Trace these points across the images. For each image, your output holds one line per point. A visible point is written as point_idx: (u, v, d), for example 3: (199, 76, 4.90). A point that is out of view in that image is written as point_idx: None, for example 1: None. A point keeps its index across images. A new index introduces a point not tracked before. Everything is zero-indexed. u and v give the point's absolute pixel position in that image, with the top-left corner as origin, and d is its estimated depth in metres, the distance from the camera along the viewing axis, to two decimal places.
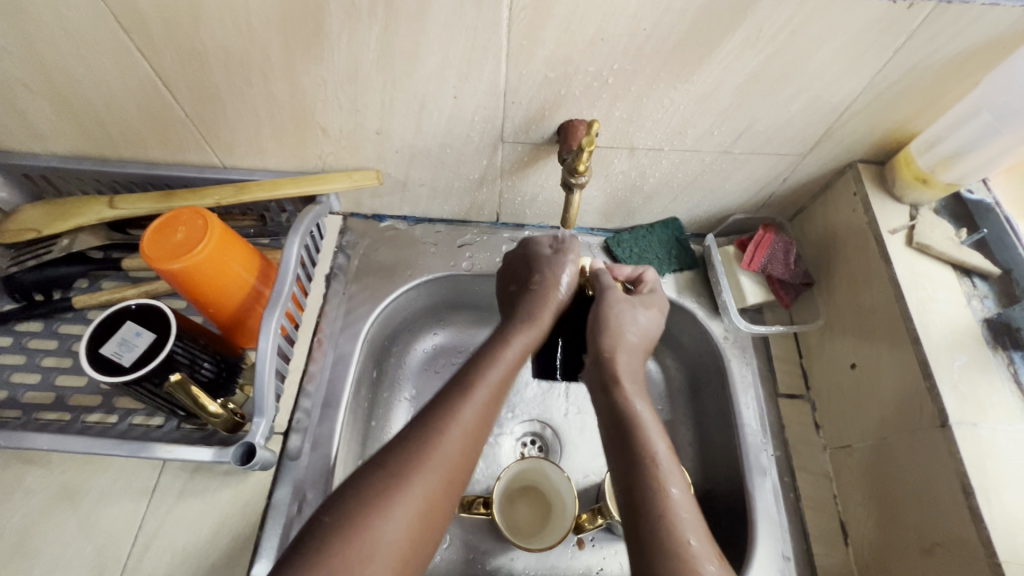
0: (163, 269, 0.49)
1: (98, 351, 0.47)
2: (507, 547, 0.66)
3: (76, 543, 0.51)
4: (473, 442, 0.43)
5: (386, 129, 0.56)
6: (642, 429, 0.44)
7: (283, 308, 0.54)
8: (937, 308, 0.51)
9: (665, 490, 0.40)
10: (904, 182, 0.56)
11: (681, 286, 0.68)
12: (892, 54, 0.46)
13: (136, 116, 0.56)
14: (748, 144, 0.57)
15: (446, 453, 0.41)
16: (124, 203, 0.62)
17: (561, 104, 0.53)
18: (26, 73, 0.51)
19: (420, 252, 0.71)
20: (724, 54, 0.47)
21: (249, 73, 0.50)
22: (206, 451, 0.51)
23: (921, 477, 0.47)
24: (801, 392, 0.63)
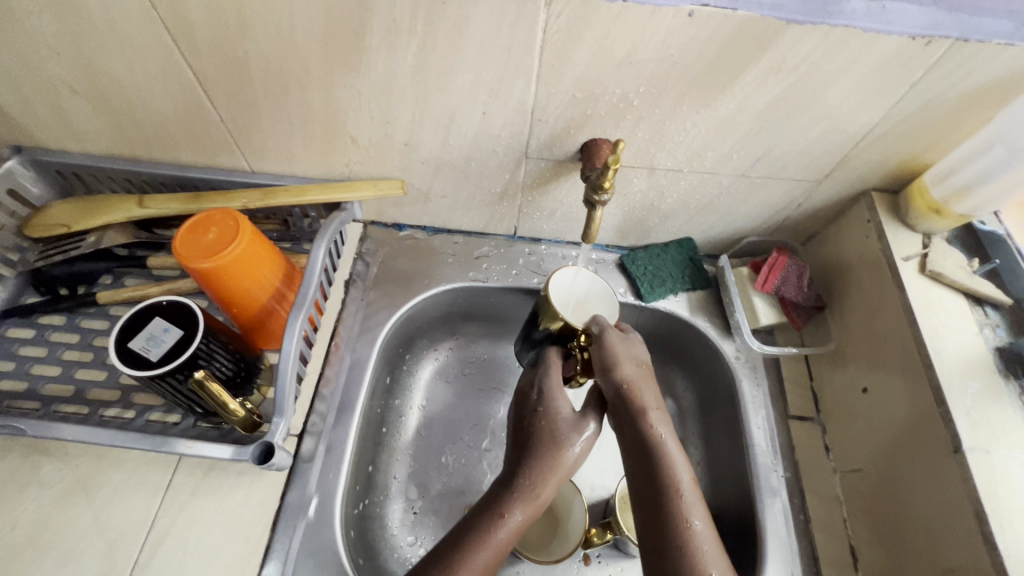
0: (193, 268, 0.50)
1: (125, 345, 0.48)
2: (514, 560, 0.66)
3: (87, 537, 0.51)
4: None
5: (414, 140, 0.58)
6: (670, 461, 0.47)
7: (306, 311, 0.55)
8: (951, 335, 0.52)
9: (688, 524, 0.45)
10: (918, 212, 0.57)
11: (693, 305, 0.70)
12: (908, 88, 0.48)
13: (173, 120, 0.58)
14: (765, 168, 0.59)
15: None
16: (153, 202, 0.64)
17: (585, 124, 0.54)
18: (70, 74, 0.53)
19: (438, 262, 0.72)
20: (747, 81, 0.48)
21: (288, 82, 0.52)
22: (227, 448, 0.51)
23: (934, 501, 0.47)
24: (811, 414, 0.63)
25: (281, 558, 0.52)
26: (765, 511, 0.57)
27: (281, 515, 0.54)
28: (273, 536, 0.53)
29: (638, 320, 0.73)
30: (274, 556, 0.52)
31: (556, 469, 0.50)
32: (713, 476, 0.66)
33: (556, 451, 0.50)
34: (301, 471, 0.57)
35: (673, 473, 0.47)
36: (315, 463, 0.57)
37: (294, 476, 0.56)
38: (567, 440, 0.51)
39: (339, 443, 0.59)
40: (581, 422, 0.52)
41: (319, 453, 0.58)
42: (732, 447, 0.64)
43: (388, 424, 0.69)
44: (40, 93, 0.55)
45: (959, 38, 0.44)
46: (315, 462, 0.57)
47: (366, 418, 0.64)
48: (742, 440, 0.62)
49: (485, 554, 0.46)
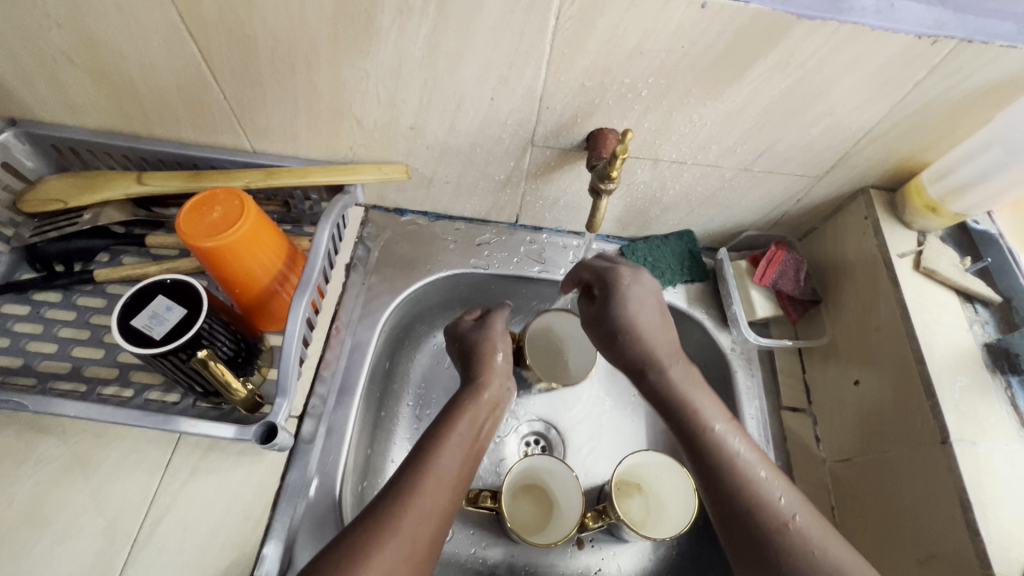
0: (197, 247, 0.50)
1: (128, 323, 0.47)
2: (509, 543, 0.67)
3: (86, 514, 0.51)
4: (457, 474, 0.51)
5: (420, 124, 0.58)
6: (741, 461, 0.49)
7: (310, 294, 0.55)
8: (942, 330, 0.54)
9: (790, 521, 0.46)
10: (915, 209, 0.59)
11: (690, 296, 0.71)
12: (912, 86, 0.49)
13: (175, 96, 0.57)
14: (768, 163, 0.59)
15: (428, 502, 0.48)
16: (152, 179, 0.63)
17: (593, 113, 0.55)
18: (71, 45, 0.52)
19: (439, 248, 0.73)
20: (755, 75, 0.49)
21: (295, 61, 0.52)
22: (229, 428, 0.51)
23: (920, 489, 0.49)
24: (802, 405, 0.65)
25: (281, 538, 0.52)
26: None
27: (281, 494, 0.54)
28: (272, 516, 0.53)
29: None
30: (274, 535, 0.52)
31: (490, 368, 0.61)
32: None
33: (482, 349, 0.63)
34: (301, 452, 0.57)
35: (753, 476, 0.48)
36: (316, 444, 0.58)
37: (294, 457, 0.56)
38: (479, 343, 0.63)
39: (340, 426, 0.59)
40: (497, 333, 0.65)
41: (320, 435, 0.58)
42: None
43: (387, 409, 0.69)
44: (39, 64, 0.54)
45: (964, 38, 0.44)
46: (316, 443, 0.58)
47: (366, 402, 0.64)
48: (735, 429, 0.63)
49: (452, 446, 0.53)
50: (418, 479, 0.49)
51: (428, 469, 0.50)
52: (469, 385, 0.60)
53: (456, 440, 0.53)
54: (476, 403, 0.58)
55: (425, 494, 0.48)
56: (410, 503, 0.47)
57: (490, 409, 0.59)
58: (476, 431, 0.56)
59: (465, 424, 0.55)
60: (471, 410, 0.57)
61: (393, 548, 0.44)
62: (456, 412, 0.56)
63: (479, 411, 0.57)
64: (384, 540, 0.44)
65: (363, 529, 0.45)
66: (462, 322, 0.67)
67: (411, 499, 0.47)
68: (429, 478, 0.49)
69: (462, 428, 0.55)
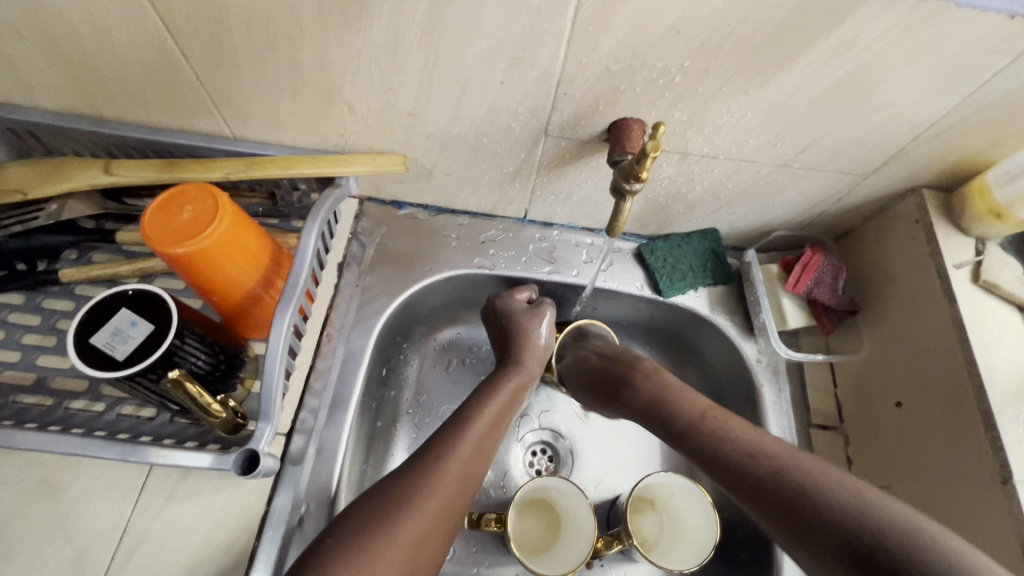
0: (166, 254, 0.44)
1: (87, 341, 0.42)
2: (514, 562, 0.63)
3: (52, 544, 0.47)
4: (488, 441, 0.51)
5: (420, 111, 0.51)
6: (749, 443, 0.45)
7: (296, 303, 0.49)
8: (1003, 352, 0.48)
9: (834, 484, 0.39)
10: (975, 215, 0.52)
11: (714, 301, 0.65)
12: (992, 75, 0.42)
13: (142, 75, 0.50)
14: (811, 159, 0.53)
15: (466, 464, 0.48)
16: (120, 169, 0.56)
17: (618, 101, 0.48)
18: (15, 15, 0.44)
19: (441, 245, 0.66)
20: (809, 60, 0.42)
21: (275, 37, 0.45)
22: (205, 456, 0.46)
23: (975, 528, 0.45)
24: (834, 423, 0.60)
25: (267, 571, 0.48)
26: None
27: (266, 522, 0.49)
28: (257, 546, 0.48)
29: (653, 314, 0.68)
30: (258, 568, 0.48)
31: (528, 344, 0.60)
32: None
33: (523, 329, 0.60)
34: (289, 474, 0.52)
35: (758, 443, 0.45)
36: (306, 465, 0.53)
37: (282, 480, 0.51)
38: (521, 321, 0.61)
39: (332, 444, 0.55)
40: (539, 311, 0.62)
41: (309, 455, 0.53)
42: None
43: (384, 419, 0.65)
44: None
45: None
46: (306, 464, 0.53)
47: (360, 415, 0.59)
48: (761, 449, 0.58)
49: (491, 410, 0.53)
50: (436, 465, 0.46)
51: (461, 443, 0.48)
52: (509, 362, 0.59)
53: (492, 413, 0.52)
54: (516, 374, 0.57)
55: (442, 478, 0.45)
56: (430, 492, 0.44)
57: (528, 387, 0.58)
58: (515, 400, 0.56)
59: (506, 395, 0.55)
60: (508, 385, 0.56)
61: (402, 538, 0.42)
62: (496, 385, 0.56)
63: (519, 386, 0.57)
64: (395, 530, 0.42)
65: (367, 519, 0.42)
66: (513, 301, 0.63)
67: (428, 488, 0.44)
68: (446, 464, 0.46)
69: (502, 400, 0.54)
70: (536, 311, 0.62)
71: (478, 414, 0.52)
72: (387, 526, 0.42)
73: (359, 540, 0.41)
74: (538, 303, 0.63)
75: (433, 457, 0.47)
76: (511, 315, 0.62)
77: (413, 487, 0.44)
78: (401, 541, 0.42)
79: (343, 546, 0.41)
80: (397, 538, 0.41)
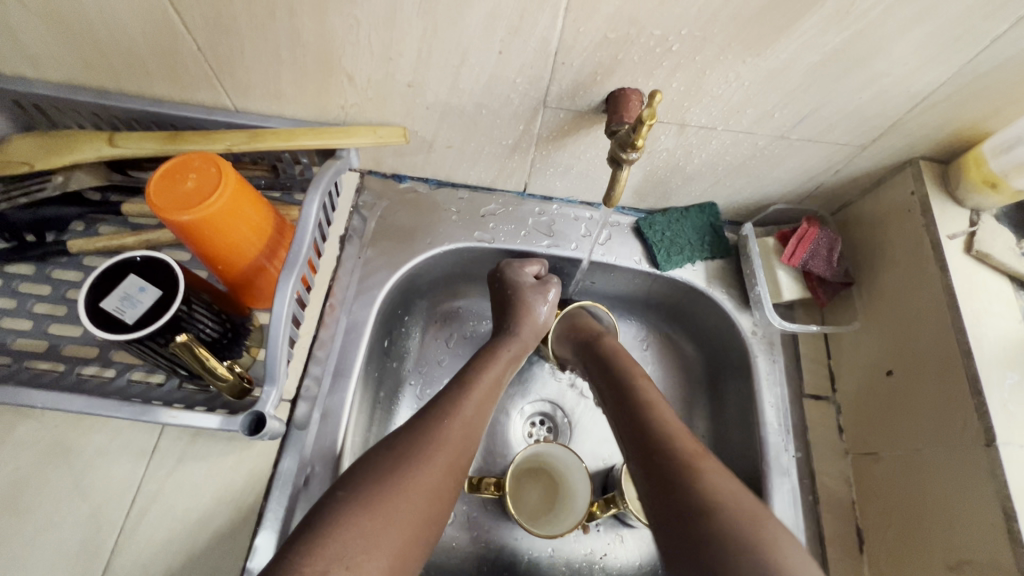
0: (172, 221, 0.45)
1: (98, 305, 0.43)
2: (513, 526, 0.65)
3: (70, 502, 0.49)
4: (487, 403, 0.53)
5: (419, 82, 0.51)
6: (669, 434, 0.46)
7: (299, 272, 0.50)
8: (992, 322, 0.49)
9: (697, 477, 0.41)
10: (971, 185, 0.52)
11: (710, 275, 0.66)
12: (989, 42, 0.42)
13: (143, 46, 0.50)
14: (808, 131, 0.53)
15: (469, 420, 0.50)
16: (124, 140, 0.57)
17: (615, 70, 0.48)
18: None
19: (441, 219, 0.67)
20: (806, 28, 0.42)
21: (274, 6, 0.45)
22: (213, 417, 0.48)
23: (959, 484, 0.46)
24: (826, 393, 0.61)
25: (275, 528, 0.50)
26: (774, 491, 0.56)
27: (274, 483, 0.51)
28: (265, 505, 0.50)
29: (650, 288, 0.69)
30: (267, 525, 0.50)
31: (527, 317, 0.61)
32: (720, 450, 0.65)
33: (527, 303, 0.61)
34: (295, 438, 0.54)
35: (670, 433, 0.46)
36: (310, 430, 0.55)
37: (288, 444, 0.53)
38: (525, 293, 0.62)
39: (336, 410, 0.56)
40: (542, 286, 0.63)
41: (314, 420, 0.55)
42: (743, 423, 0.62)
43: (386, 389, 0.66)
44: None
45: None
46: (311, 428, 0.55)
47: (363, 383, 0.61)
48: (753, 418, 0.60)
49: (491, 375, 0.55)
50: (439, 425, 0.48)
51: (464, 405, 0.51)
52: (508, 333, 0.61)
53: (490, 379, 0.55)
54: (514, 344, 0.60)
55: (447, 437, 0.48)
56: (436, 449, 0.46)
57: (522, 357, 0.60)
58: (512, 366, 0.59)
59: (501, 364, 0.57)
60: (504, 355, 0.58)
61: (412, 490, 0.43)
62: (495, 354, 0.58)
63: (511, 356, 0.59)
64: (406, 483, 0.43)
65: (378, 474, 0.43)
66: (521, 274, 0.63)
67: (435, 445, 0.47)
68: (451, 424, 0.49)
69: (499, 368, 0.57)
70: (543, 287, 0.63)
71: (478, 379, 0.54)
72: (397, 480, 0.43)
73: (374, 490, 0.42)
74: (545, 281, 0.64)
75: (435, 418, 0.49)
76: (515, 286, 0.62)
77: (418, 445, 0.46)
78: (412, 495, 0.43)
79: (356, 497, 0.42)
80: (407, 492, 0.43)
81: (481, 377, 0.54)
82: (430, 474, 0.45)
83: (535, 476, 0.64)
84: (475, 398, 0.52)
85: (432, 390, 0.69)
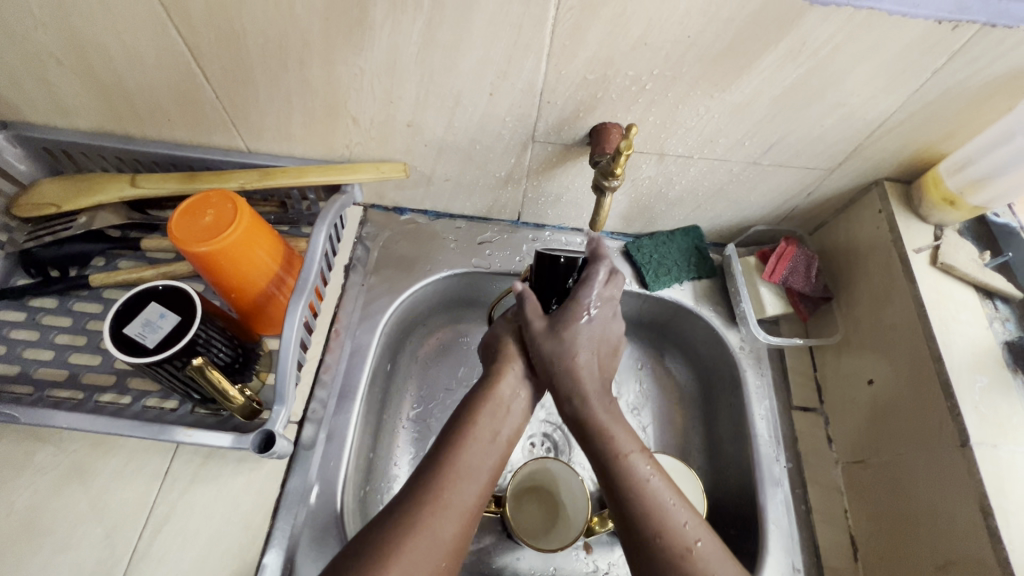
0: (189, 252, 0.49)
1: (121, 331, 0.47)
2: (514, 547, 0.66)
3: (85, 524, 0.51)
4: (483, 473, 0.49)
5: (418, 121, 0.56)
6: (651, 504, 0.45)
7: (307, 297, 0.54)
8: (960, 329, 0.52)
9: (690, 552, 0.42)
10: (932, 203, 0.57)
11: (698, 294, 0.69)
12: (930, 74, 0.47)
13: (166, 95, 0.55)
14: (778, 157, 0.57)
15: (479, 464, 0.49)
16: (146, 181, 0.61)
17: (596, 107, 0.53)
18: (57, 44, 0.50)
19: (440, 247, 0.71)
20: (764, 65, 0.47)
21: (287, 58, 0.50)
22: (226, 436, 0.51)
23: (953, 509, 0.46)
24: (814, 405, 0.63)
25: (282, 546, 0.51)
26: (767, 501, 0.57)
27: (282, 502, 0.53)
28: (273, 524, 0.52)
29: (641, 308, 0.72)
30: (275, 544, 0.52)
31: (576, 373, 0.52)
32: (715, 465, 0.66)
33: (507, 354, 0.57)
34: (302, 458, 0.56)
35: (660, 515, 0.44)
36: (316, 450, 0.57)
37: (295, 464, 0.55)
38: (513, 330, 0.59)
39: (341, 430, 0.58)
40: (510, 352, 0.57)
41: (320, 441, 0.57)
42: (735, 438, 0.64)
43: (388, 411, 0.68)
44: (24, 64, 0.52)
45: (988, 22, 0.42)
46: (317, 449, 0.57)
47: (367, 405, 0.63)
48: (744, 430, 0.62)
49: (494, 406, 0.53)
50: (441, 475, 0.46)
51: (460, 452, 0.48)
52: (492, 379, 0.55)
53: (482, 429, 0.51)
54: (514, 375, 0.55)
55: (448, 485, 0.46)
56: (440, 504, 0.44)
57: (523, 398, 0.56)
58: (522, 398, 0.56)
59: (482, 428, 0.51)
60: (493, 401, 0.53)
61: (412, 548, 0.41)
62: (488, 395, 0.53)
63: (500, 403, 0.53)
64: (409, 540, 0.41)
65: (381, 534, 0.42)
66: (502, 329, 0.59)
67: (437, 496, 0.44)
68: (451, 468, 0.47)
69: (498, 403, 0.53)
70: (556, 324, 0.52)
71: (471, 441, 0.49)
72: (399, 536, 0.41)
73: (376, 548, 0.40)
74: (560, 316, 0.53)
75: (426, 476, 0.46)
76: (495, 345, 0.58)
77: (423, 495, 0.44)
78: (415, 549, 0.41)
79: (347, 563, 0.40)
80: (410, 548, 0.41)
81: (479, 419, 0.52)
82: (437, 532, 0.43)
83: (534, 496, 0.65)
84: (467, 459, 0.48)
85: (439, 414, 0.71)
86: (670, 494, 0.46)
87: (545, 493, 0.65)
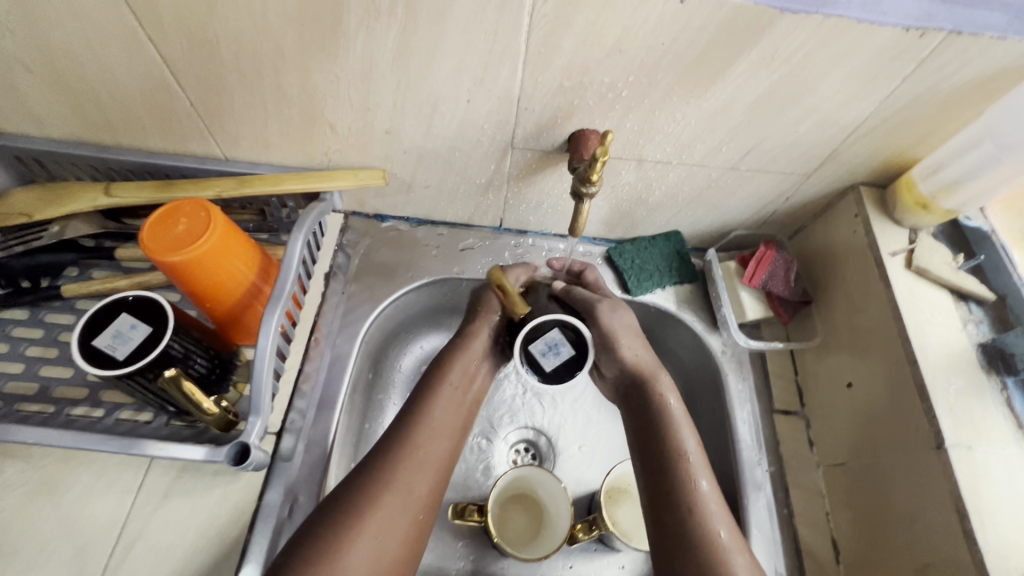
0: (162, 262, 0.48)
1: (90, 343, 0.46)
2: (499, 556, 0.65)
3: (54, 542, 0.49)
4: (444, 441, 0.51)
5: (396, 128, 0.56)
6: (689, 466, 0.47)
7: (284, 306, 0.53)
8: (935, 331, 0.53)
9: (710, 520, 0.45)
10: (905, 207, 0.58)
11: (680, 298, 0.69)
12: (900, 81, 0.47)
13: (139, 102, 0.54)
14: (755, 162, 0.58)
15: (442, 419, 0.52)
16: (120, 191, 0.60)
17: (573, 114, 0.53)
18: (25, 52, 0.49)
19: (422, 254, 0.71)
20: (738, 72, 0.47)
21: (261, 65, 0.49)
22: (199, 449, 0.49)
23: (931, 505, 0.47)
24: (795, 408, 0.64)
25: (259, 561, 0.50)
26: (750, 507, 0.57)
27: (258, 516, 0.52)
28: (250, 539, 0.51)
29: None
30: (251, 558, 0.50)
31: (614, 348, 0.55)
32: None
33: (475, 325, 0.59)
34: (279, 470, 0.55)
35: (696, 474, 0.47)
36: (295, 462, 0.56)
37: (273, 475, 0.54)
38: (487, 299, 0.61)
39: (320, 440, 0.57)
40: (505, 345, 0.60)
41: (298, 452, 0.56)
42: (717, 442, 0.63)
43: (369, 421, 0.67)
44: None
45: (954, 30, 0.43)
46: (295, 460, 0.56)
47: (347, 414, 0.62)
48: (727, 435, 0.61)
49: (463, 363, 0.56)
50: (411, 434, 0.50)
51: (431, 410, 0.52)
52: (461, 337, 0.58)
53: (449, 386, 0.54)
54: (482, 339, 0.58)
55: (419, 441, 0.49)
56: (405, 461, 0.48)
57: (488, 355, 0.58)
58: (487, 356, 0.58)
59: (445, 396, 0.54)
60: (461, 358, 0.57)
61: (376, 517, 0.44)
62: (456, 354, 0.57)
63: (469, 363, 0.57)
64: (373, 510, 0.44)
65: (343, 508, 0.44)
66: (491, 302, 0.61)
67: (405, 453, 0.48)
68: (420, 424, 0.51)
69: (466, 363, 0.56)
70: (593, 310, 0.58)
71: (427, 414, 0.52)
72: (346, 534, 0.42)
73: (335, 535, 0.42)
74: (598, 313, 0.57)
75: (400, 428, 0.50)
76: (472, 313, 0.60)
77: (394, 451, 0.48)
78: (386, 512, 0.45)
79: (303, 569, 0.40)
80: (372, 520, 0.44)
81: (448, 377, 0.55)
82: (409, 487, 0.47)
83: (517, 509, 0.64)
84: (438, 415, 0.52)
85: None
86: (705, 474, 0.47)
87: (528, 505, 0.64)
